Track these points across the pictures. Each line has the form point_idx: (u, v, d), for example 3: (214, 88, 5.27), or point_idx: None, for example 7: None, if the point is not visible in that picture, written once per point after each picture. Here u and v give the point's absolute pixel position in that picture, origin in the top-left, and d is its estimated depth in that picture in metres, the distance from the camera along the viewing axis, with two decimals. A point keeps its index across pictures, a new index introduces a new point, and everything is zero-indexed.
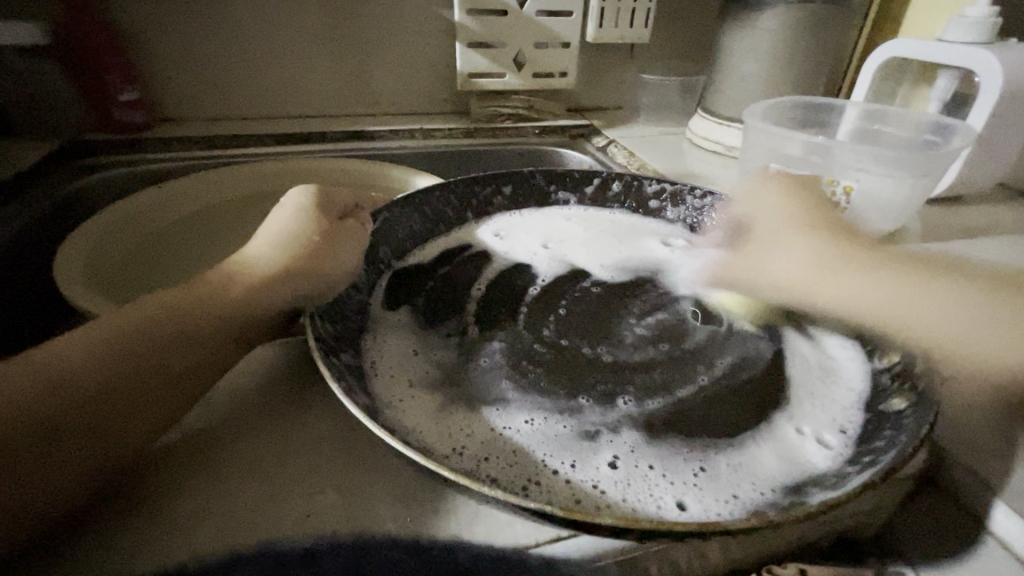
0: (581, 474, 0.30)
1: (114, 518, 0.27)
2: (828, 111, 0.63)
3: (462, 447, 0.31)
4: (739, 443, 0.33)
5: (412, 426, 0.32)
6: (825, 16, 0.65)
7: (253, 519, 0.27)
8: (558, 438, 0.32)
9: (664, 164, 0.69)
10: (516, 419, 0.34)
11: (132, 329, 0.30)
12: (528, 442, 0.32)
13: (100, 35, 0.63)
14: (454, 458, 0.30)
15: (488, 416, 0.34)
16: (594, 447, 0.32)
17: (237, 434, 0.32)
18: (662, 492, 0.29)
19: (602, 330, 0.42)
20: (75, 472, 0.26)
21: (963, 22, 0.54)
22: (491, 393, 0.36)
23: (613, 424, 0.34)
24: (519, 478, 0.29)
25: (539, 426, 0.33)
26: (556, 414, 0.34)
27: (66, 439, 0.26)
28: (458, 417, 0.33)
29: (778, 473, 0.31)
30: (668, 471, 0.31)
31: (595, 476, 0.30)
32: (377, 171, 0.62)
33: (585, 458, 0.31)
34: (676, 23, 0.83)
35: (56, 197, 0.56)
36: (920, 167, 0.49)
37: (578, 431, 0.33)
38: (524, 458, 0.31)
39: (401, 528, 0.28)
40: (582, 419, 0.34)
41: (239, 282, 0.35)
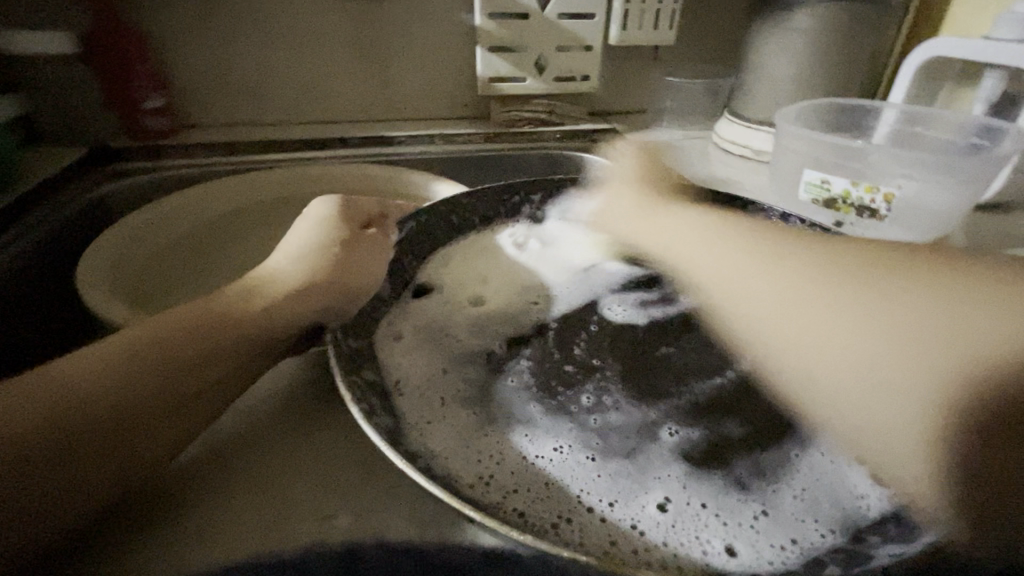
0: (620, 513, 0.28)
1: (126, 541, 0.26)
2: (865, 114, 0.60)
3: (491, 477, 0.30)
4: (793, 478, 0.31)
5: (438, 451, 0.31)
6: (860, 15, 0.63)
7: (269, 544, 0.26)
8: (592, 472, 0.31)
9: (690, 169, 0.67)
10: (548, 448, 0.32)
11: (159, 340, 0.30)
12: (561, 474, 0.31)
13: (126, 42, 0.63)
14: (479, 486, 0.29)
15: (516, 443, 0.32)
16: (637, 484, 0.30)
17: (256, 453, 0.31)
18: (709, 535, 0.28)
19: (629, 349, 0.40)
20: (90, 492, 0.25)
21: (1013, 19, 0.52)
22: (519, 416, 0.34)
23: (654, 456, 0.32)
24: (553, 514, 0.28)
25: (571, 456, 0.32)
26: (591, 442, 0.33)
27: (89, 453, 0.25)
28: (487, 442, 0.32)
29: (838, 515, 0.29)
30: (714, 512, 0.29)
31: (637, 516, 0.28)
32: (397, 177, 0.62)
33: (629, 496, 0.30)
34: (702, 25, 0.81)
35: (82, 205, 0.57)
36: (971, 174, 0.46)
37: (619, 468, 0.31)
38: (557, 491, 0.29)
39: (422, 550, 0.26)
40: (618, 450, 0.32)
41: (265, 293, 0.36)
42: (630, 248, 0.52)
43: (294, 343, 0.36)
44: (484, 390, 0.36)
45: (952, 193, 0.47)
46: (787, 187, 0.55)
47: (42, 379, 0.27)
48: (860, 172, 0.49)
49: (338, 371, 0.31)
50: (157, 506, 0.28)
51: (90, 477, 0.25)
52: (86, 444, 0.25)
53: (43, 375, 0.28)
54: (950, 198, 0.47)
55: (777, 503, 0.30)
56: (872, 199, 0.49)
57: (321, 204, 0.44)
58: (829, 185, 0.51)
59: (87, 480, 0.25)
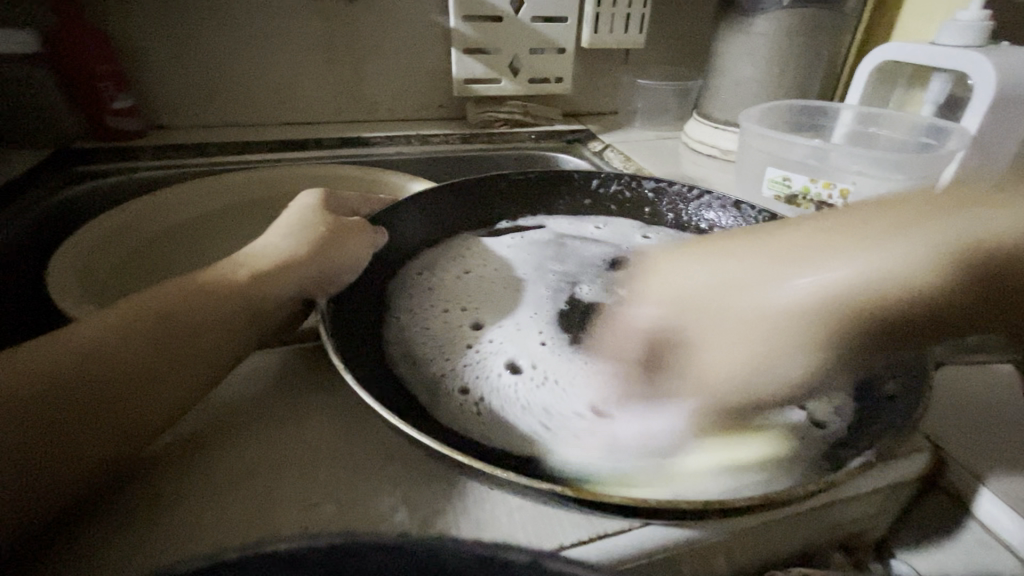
0: (606, 459, 0.30)
1: (116, 515, 0.27)
2: (824, 115, 0.64)
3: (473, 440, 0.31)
4: (756, 422, 0.33)
5: (428, 424, 0.32)
6: (818, 21, 0.66)
7: (256, 520, 0.27)
8: (575, 428, 0.33)
9: (659, 168, 0.69)
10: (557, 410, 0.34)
11: (129, 324, 0.30)
12: (542, 433, 0.32)
13: (93, 43, 0.62)
14: (469, 446, 0.31)
15: (521, 414, 0.33)
16: (624, 435, 0.32)
17: (243, 432, 0.32)
18: (719, 472, 0.30)
19: (602, 325, 0.42)
20: (80, 464, 0.26)
21: (955, 26, 0.55)
22: (500, 386, 0.36)
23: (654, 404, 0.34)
24: (533, 464, 0.30)
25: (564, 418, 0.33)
26: (576, 401, 0.35)
27: (64, 441, 0.25)
28: (463, 410, 0.33)
29: (794, 449, 0.31)
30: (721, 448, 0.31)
31: (620, 461, 0.30)
32: (373, 177, 0.62)
33: (614, 445, 0.31)
34: (671, 28, 0.83)
35: (49, 206, 0.56)
36: (921, 168, 0.49)
37: (602, 425, 0.33)
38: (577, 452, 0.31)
39: (404, 527, 0.27)
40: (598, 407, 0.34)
41: (245, 270, 0.35)
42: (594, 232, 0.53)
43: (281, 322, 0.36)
44: (464, 362, 0.37)
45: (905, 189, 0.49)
46: (750, 183, 0.58)
47: (31, 351, 0.27)
48: (819, 170, 0.52)
49: (332, 349, 0.32)
50: (147, 481, 0.28)
51: (66, 466, 0.25)
52: (59, 433, 0.25)
53: (31, 347, 0.28)
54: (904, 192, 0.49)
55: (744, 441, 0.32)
56: (829, 194, 0.51)
57: (306, 195, 0.44)
58: (789, 182, 0.53)
59: (61, 469, 0.25)
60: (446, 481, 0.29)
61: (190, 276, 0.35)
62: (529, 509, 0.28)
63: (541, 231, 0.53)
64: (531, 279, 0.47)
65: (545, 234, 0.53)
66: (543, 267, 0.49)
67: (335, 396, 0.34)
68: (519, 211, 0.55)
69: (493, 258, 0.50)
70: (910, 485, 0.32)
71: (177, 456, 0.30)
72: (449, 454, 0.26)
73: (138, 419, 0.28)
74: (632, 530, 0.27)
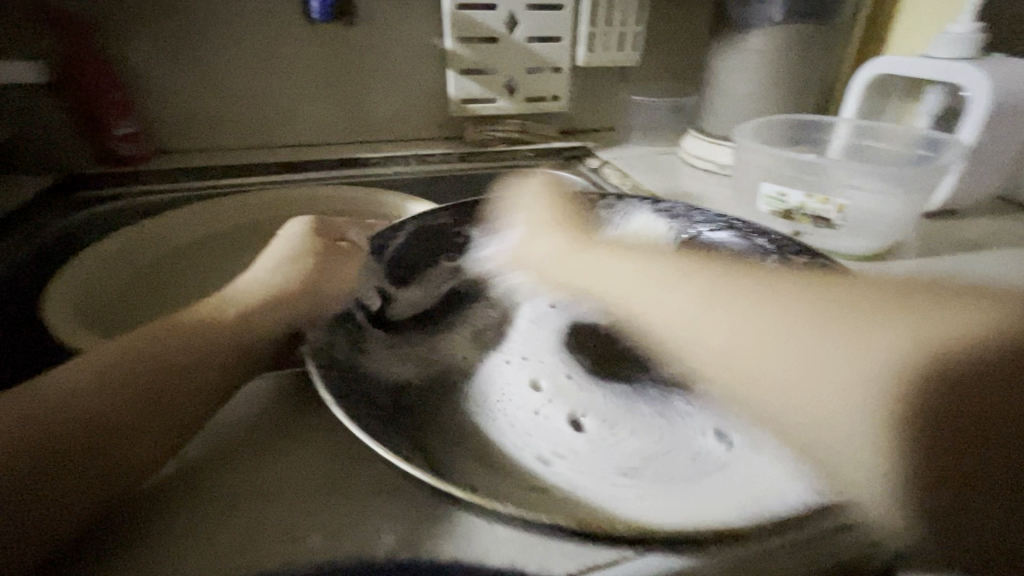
0: (652, 503, 0.29)
1: (100, 561, 0.25)
2: (820, 129, 0.63)
3: (475, 473, 0.31)
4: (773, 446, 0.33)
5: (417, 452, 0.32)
6: (810, 36, 0.66)
7: (244, 554, 0.26)
8: (600, 472, 0.31)
9: (657, 184, 0.69)
10: (585, 455, 0.33)
11: (126, 361, 0.30)
12: (558, 474, 0.31)
13: (98, 73, 0.64)
14: (463, 475, 0.31)
15: (564, 449, 0.33)
16: (659, 476, 0.31)
17: (234, 467, 0.31)
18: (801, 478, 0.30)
19: (597, 357, 0.43)
20: (68, 505, 0.25)
21: (948, 38, 0.55)
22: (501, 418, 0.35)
23: (699, 436, 0.35)
24: (529, 486, 0.30)
25: (583, 462, 0.32)
26: (588, 441, 0.34)
27: (37, 487, 0.25)
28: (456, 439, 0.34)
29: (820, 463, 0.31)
30: (772, 461, 0.32)
31: (663, 502, 0.29)
32: (372, 198, 0.63)
33: (650, 491, 0.30)
34: (665, 44, 0.84)
35: (50, 234, 0.56)
36: (916, 182, 0.48)
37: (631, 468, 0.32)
38: (653, 492, 0.30)
39: (398, 550, 0.27)
40: (617, 449, 0.33)
41: (235, 303, 0.37)
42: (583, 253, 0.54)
43: (275, 349, 0.36)
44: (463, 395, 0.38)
45: (902, 203, 0.49)
46: (746, 198, 0.57)
47: (31, 395, 0.28)
48: (814, 185, 0.51)
49: (322, 384, 0.33)
50: (138, 523, 0.27)
51: (44, 509, 0.25)
52: (30, 479, 0.25)
53: (31, 390, 0.28)
54: (902, 205, 0.49)
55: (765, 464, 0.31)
56: (826, 209, 0.50)
57: (294, 222, 0.46)
58: (785, 198, 0.53)
59: (39, 514, 0.24)
60: (441, 507, 0.29)
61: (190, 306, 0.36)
62: (524, 538, 0.27)
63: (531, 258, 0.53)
64: (526, 308, 0.48)
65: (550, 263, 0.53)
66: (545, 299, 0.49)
67: (329, 422, 0.34)
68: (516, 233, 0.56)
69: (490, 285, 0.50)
70: None
71: (166, 496, 0.29)
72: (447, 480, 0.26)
73: (118, 460, 0.27)
74: (632, 560, 0.26)
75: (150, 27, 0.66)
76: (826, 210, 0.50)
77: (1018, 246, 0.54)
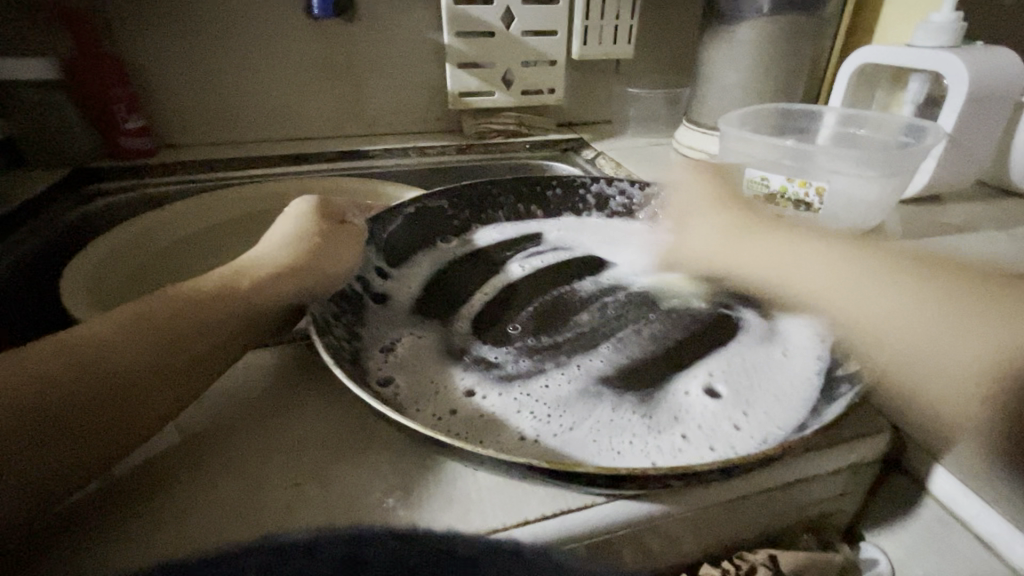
0: (670, 458, 0.31)
1: (120, 504, 0.30)
2: (808, 117, 0.65)
3: (461, 429, 0.34)
4: (757, 395, 0.36)
5: (414, 415, 0.34)
6: (798, 26, 0.68)
7: (245, 504, 0.29)
8: (609, 433, 0.33)
9: (648, 173, 0.71)
10: (587, 424, 0.34)
11: (143, 321, 0.33)
12: (546, 433, 0.33)
13: (108, 68, 0.66)
14: (448, 433, 0.33)
15: (570, 401, 0.36)
16: (664, 429, 0.33)
17: (239, 427, 0.34)
18: (769, 431, 0.33)
19: (582, 322, 0.45)
20: (94, 454, 0.29)
21: (929, 27, 0.56)
22: (487, 386, 0.38)
23: (711, 386, 0.37)
24: (515, 443, 0.33)
25: (587, 428, 0.33)
26: (587, 406, 0.36)
27: (53, 442, 0.27)
28: (445, 400, 0.36)
29: (799, 407, 0.34)
30: (761, 409, 0.35)
31: (682, 454, 0.31)
32: (371, 188, 0.65)
33: (662, 446, 0.32)
34: (659, 38, 0.86)
35: (65, 222, 0.59)
36: (892, 167, 0.50)
37: (640, 427, 0.34)
38: (638, 440, 0.32)
39: (388, 503, 0.29)
40: (613, 409, 0.35)
41: (246, 277, 0.38)
42: (573, 235, 0.57)
43: (278, 322, 0.39)
44: (453, 363, 0.40)
45: (877, 187, 0.51)
46: (731, 184, 0.59)
47: (53, 347, 0.30)
48: (796, 169, 0.53)
49: (324, 351, 0.35)
50: (153, 471, 0.31)
51: (51, 464, 0.27)
52: (64, 428, 0.28)
53: (53, 343, 0.31)
54: (878, 188, 0.51)
55: (753, 410, 0.35)
56: (806, 193, 0.53)
57: (298, 201, 0.47)
58: (767, 182, 0.55)
59: (52, 468, 0.27)
60: (428, 466, 0.31)
61: (198, 280, 0.38)
62: (498, 488, 0.30)
63: (518, 245, 0.55)
64: (519, 285, 0.50)
65: (540, 245, 0.55)
66: (535, 283, 0.51)
67: (326, 392, 0.37)
68: (508, 219, 0.58)
69: (485, 264, 0.53)
70: (874, 467, 0.34)
71: (177, 452, 0.32)
72: (431, 436, 0.29)
73: (128, 423, 0.30)
74: (598, 506, 0.29)
75: (156, 24, 0.69)
76: (807, 193, 0.52)
77: (997, 231, 0.55)
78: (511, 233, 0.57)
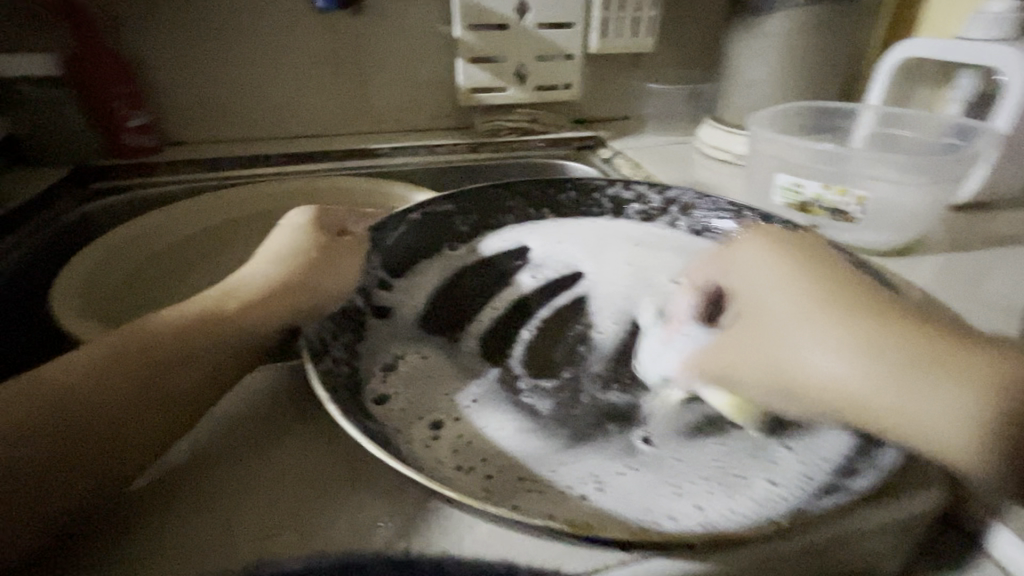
0: (704, 512, 0.28)
1: (99, 549, 0.26)
2: (843, 117, 0.60)
3: (471, 466, 0.31)
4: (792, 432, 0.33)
5: (418, 448, 0.32)
6: (834, 18, 0.63)
7: (227, 546, 0.27)
8: (632, 480, 0.30)
9: (669, 174, 0.67)
10: (611, 466, 0.31)
11: (126, 348, 0.30)
12: (563, 478, 0.30)
13: (111, 65, 0.64)
14: (452, 473, 0.30)
15: (587, 435, 0.33)
16: (694, 473, 0.30)
17: (229, 458, 0.31)
18: (811, 469, 0.30)
19: (603, 346, 0.42)
20: (69, 496, 0.26)
21: (984, 18, 0.51)
22: (497, 414, 0.35)
23: (743, 427, 0.34)
24: (524, 488, 0.30)
25: (610, 471, 0.31)
26: (611, 444, 0.33)
27: (23, 483, 0.25)
28: (449, 430, 0.33)
29: (842, 445, 0.31)
30: (803, 447, 0.32)
31: (719, 504, 0.29)
32: (377, 189, 0.62)
33: (701, 496, 0.29)
34: (681, 30, 0.81)
35: (63, 224, 0.57)
36: (942, 173, 0.46)
37: (667, 471, 0.31)
38: (668, 483, 0.30)
39: (377, 554, 0.26)
40: (631, 451, 0.32)
41: (233, 297, 0.36)
42: (589, 241, 0.53)
43: (274, 343, 0.36)
44: (459, 388, 0.37)
45: (924, 195, 0.47)
46: (760, 189, 0.55)
47: (32, 382, 0.28)
48: (832, 175, 0.49)
49: (317, 379, 0.33)
50: (137, 511, 0.28)
51: (20, 508, 0.25)
52: (34, 466, 0.25)
53: (33, 377, 0.29)
54: (926, 198, 0.47)
55: (790, 448, 0.32)
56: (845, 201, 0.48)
57: (296, 211, 0.44)
58: (801, 188, 0.50)
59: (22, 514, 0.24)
60: (425, 509, 0.29)
61: (185, 300, 0.35)
62: (504, 539, 0.27)
63: (529, 254, 0.52)
64: (532, 298, 0.47)
65: (551, 254, 0.52)
66: (548, 296, 0.47)
67: (320, 419, 0.34)
68: (519, 224, 0.55)
69: (495, 274, 0.50)
70: (926, 517, 0.30)
71: (163, 488, 0.29)
72: (437, 488, 0.26)
73: (108, 459, 0.27)
74: (631, 565, 0.26)
75: (157, 16, 0.66)
76: (845, 201, 0.48)
77: None
78: (524, 238, 0.54)
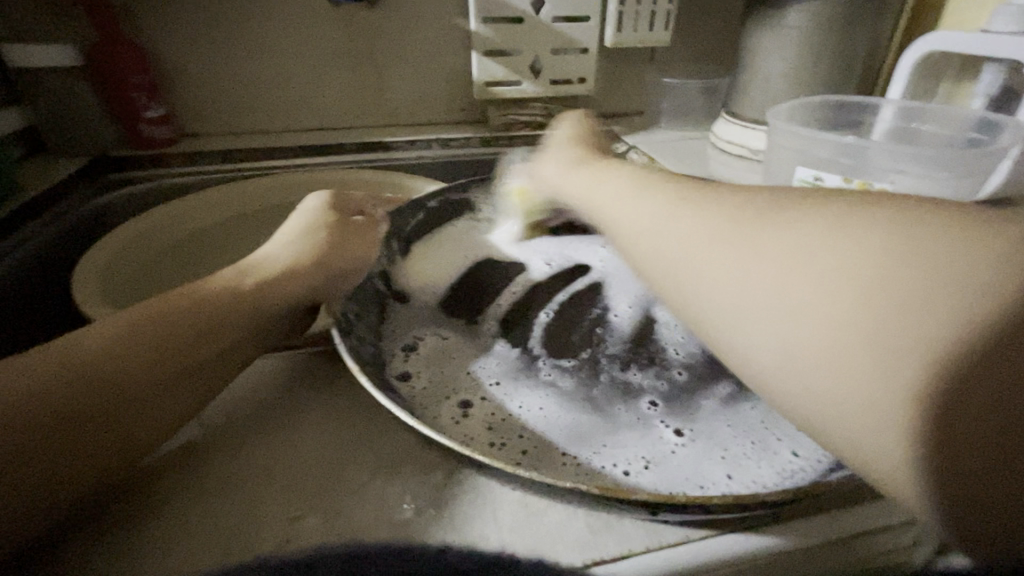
0: (737, 481, 0.28)
1: (119, 521, 0.27)
2: (862, 111, 0.60)
3: (501, 441, 0.31)
4: None
5: (447, 425, 0.32)
6: (854, 11, 0.62)
7: (246, 525, 0.27)
8: (664, 454, 0.30)
9: (684, 168, 0.66)
10: (640, 440, 0.31)
11: (144, 323, 0.30)
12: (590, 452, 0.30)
13: (128, 55, 0.65)
14: (483, 446, 0.30)
15: (611, 411, 0.34)
16: (724, 445, 0.31)
17: (248, 437, 0.32)
18: None
19: (622, 328, 0.42)
20: (88, 468, 0.26)
21: (1010, 10, 0.50)
22: (524, 390, 0.35)
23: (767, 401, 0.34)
24: (558, 462, 0.30)
25: (641, 445, 0.31)
26: (642, 420, 0.33)
27: (40, 454, 0.24)
28: (476, 407, 0.34)
29: None
30: None
31: (751, 474, 0.29)
32: (392, 181, 0.62)
33: (733, 467, 0.29)
34: (698, 25, 0.81)
35: (82, 212, 0.58)
36: (965, 168, 0.45)
37: (696, 445, 0.31)
38: (703, 455, 0.30)
39: (394, 538, 0.26)
40: (657, 427, 0.32)
41: (249, 279, 0.36)
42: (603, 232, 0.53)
43: (289, 325, 0.36)
44: (480, 367, 0.37)
45: (947, 188, 0.46)
46: (779, 181, 0.54)
47: (46, 353, 0.28)
48: (852, 167, 0.48)
49: (349, 355, 0.33)
50: (156, 485, 0.29)
51: (36, 478, 0.24)
52: (52, 437, 0.25)
53: (47, 349, 0.28)
54: (949, 190, 0.46)
55: None
56: None
57: (313, 194, 0.44)
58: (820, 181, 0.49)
59: (39, 484, 0.24)
60: (443, 493, 0.29)
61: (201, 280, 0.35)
62: (524, 525, 0.27)
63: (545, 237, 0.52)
64: (548, 284, 0.47)
65: (567, 240, 0.52)
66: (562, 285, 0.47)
67: (337, 403, 0.34)
68: None
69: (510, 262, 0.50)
70: None
71: (181, 464, 0.30)
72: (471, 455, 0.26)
73: (126, 433, 0.27)
74: (663, 548, 0.26)
75: (175, 7, 0.66)
76: (865, 194, 0.47)
77: None
78: None
